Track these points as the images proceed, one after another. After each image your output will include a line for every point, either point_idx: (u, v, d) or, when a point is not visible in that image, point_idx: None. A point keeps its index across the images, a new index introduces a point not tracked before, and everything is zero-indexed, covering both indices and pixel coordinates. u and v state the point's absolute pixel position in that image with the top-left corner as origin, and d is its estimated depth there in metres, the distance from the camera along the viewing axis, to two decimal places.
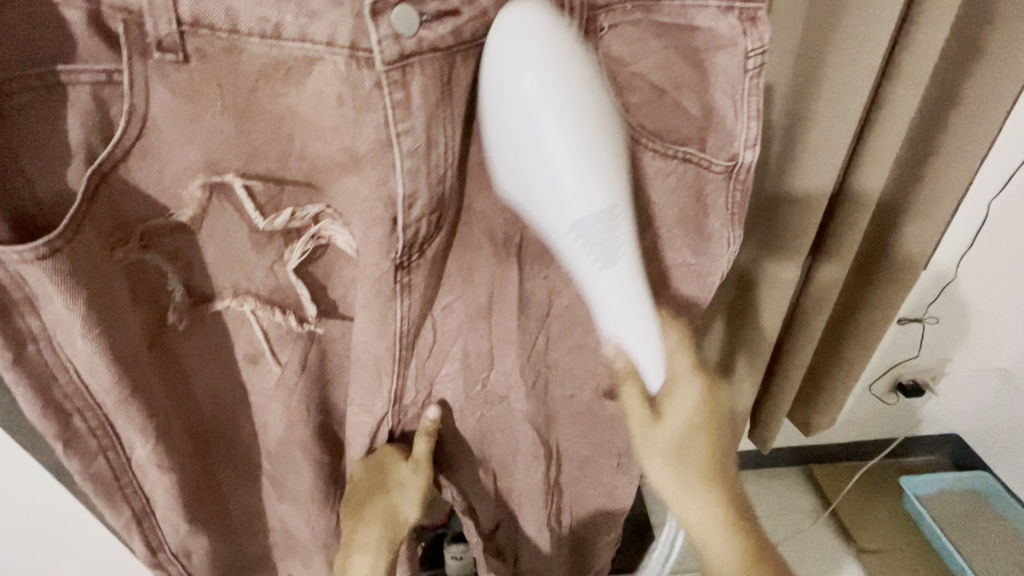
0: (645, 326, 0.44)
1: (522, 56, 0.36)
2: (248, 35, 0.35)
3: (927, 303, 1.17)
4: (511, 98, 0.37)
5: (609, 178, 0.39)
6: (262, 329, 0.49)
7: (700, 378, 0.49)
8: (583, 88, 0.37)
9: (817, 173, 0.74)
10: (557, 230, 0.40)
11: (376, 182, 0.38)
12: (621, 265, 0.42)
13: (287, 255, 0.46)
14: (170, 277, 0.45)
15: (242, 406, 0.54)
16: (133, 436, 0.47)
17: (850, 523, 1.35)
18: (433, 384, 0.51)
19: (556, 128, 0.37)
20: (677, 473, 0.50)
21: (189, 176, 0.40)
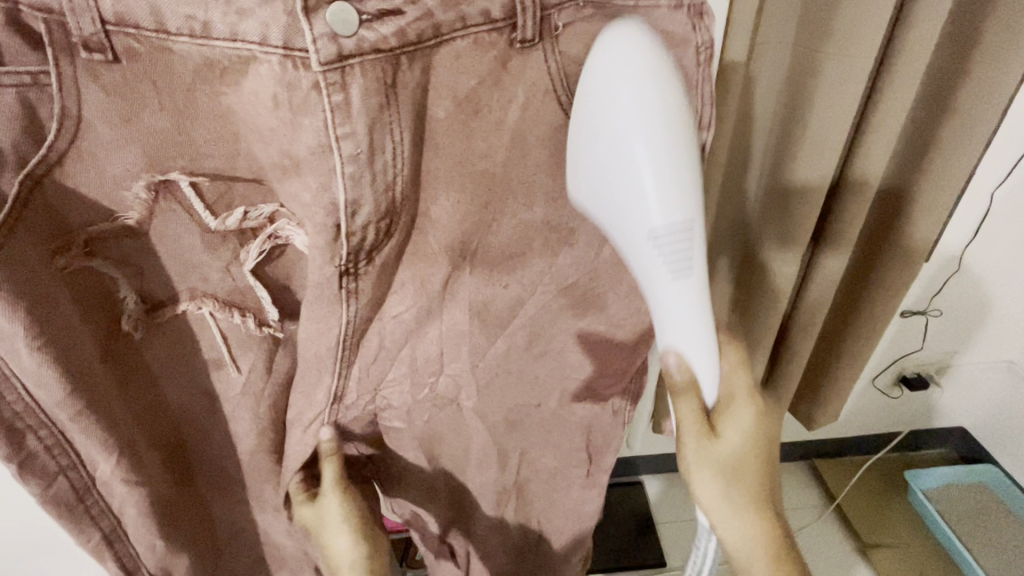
0: (707, 346, 0.44)
1: (626, 72, 0.36)
2: (177, 35, 0.34)
3: (931, 296, 1.15)
4: (604, 115, 0.37)
5: (692, 193, 0.38)
6: (220, 330, 0.47)
7: (755, 400, 0.49)
8: (681, 106, 0.37)
9: (812, 164, 0.72)
10: (634, 237, 0.40)
11: (317, 188, 0.38)
12: (691, 282, 0.41)
13: (243, 255, 0.44)
14: (121, 284, 0.43)
15: (210, 417, 0.52)
16: (93, 451, 0.45)
17: (856, 520, 1.32)
18: (377, 390, 0.50)
19: (652, 139, 0.37)
20: (729, 495, 0.49)
21: (131, 179, 0.39)
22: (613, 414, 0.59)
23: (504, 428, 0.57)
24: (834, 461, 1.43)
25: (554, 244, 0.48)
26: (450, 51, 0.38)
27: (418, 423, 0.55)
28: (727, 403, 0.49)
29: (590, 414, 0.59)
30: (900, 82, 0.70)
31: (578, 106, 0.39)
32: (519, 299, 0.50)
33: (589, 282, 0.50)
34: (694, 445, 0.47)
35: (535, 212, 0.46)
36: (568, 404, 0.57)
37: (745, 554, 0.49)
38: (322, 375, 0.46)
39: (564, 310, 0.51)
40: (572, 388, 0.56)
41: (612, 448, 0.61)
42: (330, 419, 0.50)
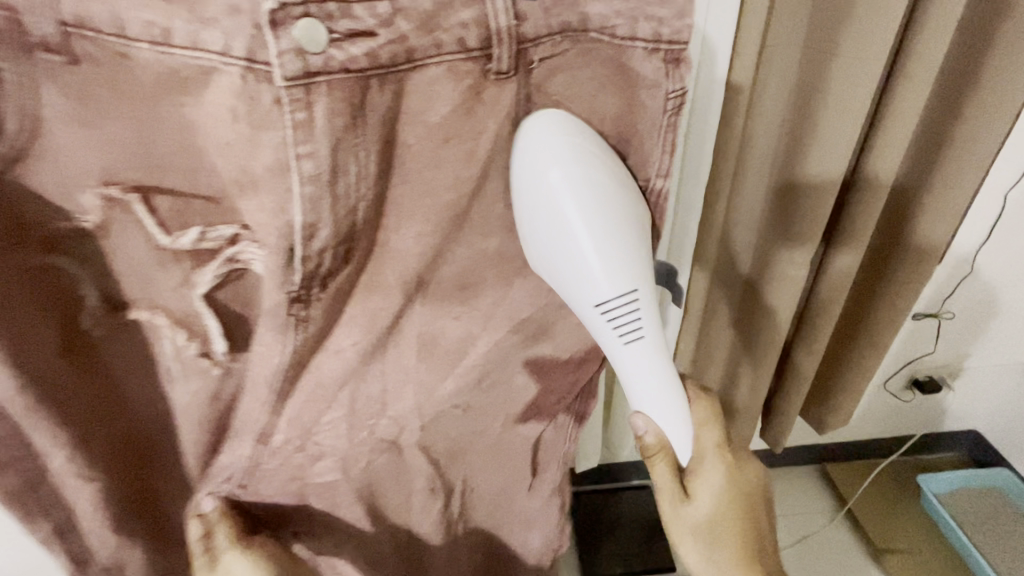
0: (672, 397, 0.44)
1: (553, 159, 0.39)
2: (137, 41, 0.33)
3: (946, 296, 1.10)
4: (538, 193, 0.40)
5: (636, 264, 0.40)
6: (170, 350, 0.45)
7: (722, 454, 0.51)
8: (612, 187, 0.40)
9: (824, 158, 0.68)
10: (587, 312, 0.41)
11: (274, 209, 0.37)
12: (645, 343, 0.42)
13: (196, 279, 0.42)
14: (83, 281, 0.41)
15: (169, 423, 0.49)
16: (46, 443, 0.43)
17: (869, 525, 1.27)
18: (310, 434, 0.49)
19: (589, 222, 0.39)
20: (712, 554, 0.51)
21: (85, 186, 0.37)
22: (556, 428, 0.59)
23: (447, 462, 0.57)
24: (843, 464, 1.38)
25: (508, 274, 0.48)
26: (425, 77, 0.37)
27: (354, 470, 0.54)
28: (697, 465, 0.49)
29: (537, 431, 0.59)
30: (919, 70, 0.63)
31: (516, 187, 0.41)
32: (473, 334, 0.50)
33: (543, 314, 0.51)
34: (669, 505, 0.49)
35: (490, 241, 0.46)
36: (513, 426, 0.57)
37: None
38: (258, 407, 0.46)
39: (515, 345, 0.52)
40: (516, 413, 0.56)
41: (556, 458, 0.61)
42: (253, 462, 0.50)
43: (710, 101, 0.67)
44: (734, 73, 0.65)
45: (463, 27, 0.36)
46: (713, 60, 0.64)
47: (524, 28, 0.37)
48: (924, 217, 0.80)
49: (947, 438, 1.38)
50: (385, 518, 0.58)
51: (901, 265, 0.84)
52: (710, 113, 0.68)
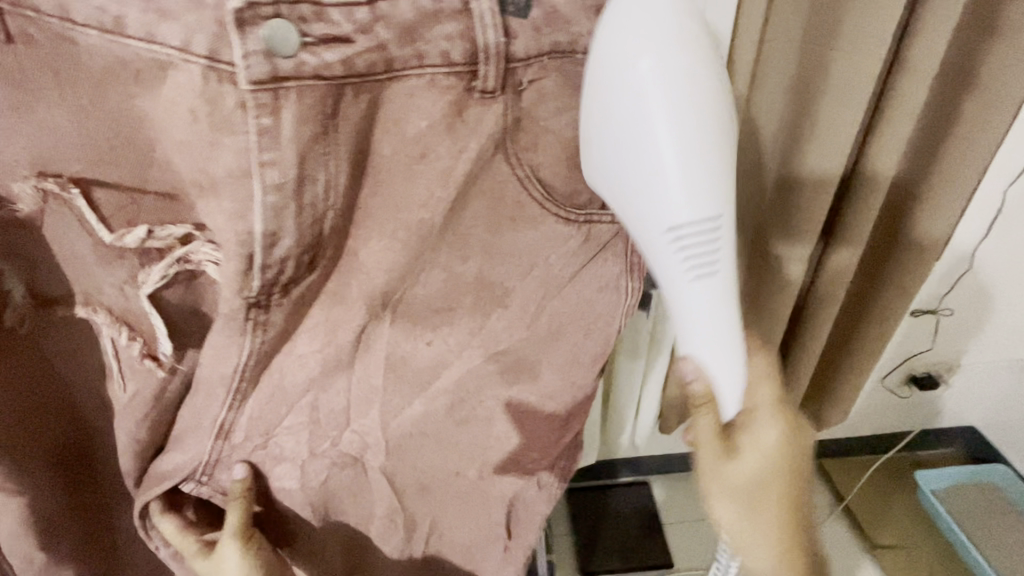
0: (731, 346, 0.40)
1: (644, 40, 0.33)
2: (84, 26, 0.30)
3: (942, 294, 1.17)
4: (619, 84, 0.34)
5: (722, 185, 0.35)
6: (111, 348, 0.43)
7: (781, 415, 0.48)
8: (707, 85, 0.34)
9: (829, 151, 0.67)
10: (657, 235, 0.36)
11: (232, 215, 0.35)
12: (717, 281, 0.37)
13: (143, 277, 0.39)
14: (10, 276, 0.40)
15: (104, 412, 0.50)
16: None
17: (863, 519, 1.37)
18: (271, 434, 0.48)
19: (674, 126, 0.33)
20: (749, 514, 0.48)
21: (14, 174, 0.35)
22: (538, 488, 0.57)
23: (412, 494, 0.55)
24: (843, 461, 1.46)
25: (486, 301, 0.46)
26: (404, 88, 0.35)
27: (312, 486, 0.52)
28: (749, 417, 0.48)
29: (514, 486, 0.57)
30: (921, 66, 0.64)
31: (592, 79, 0.35)
32: (445, 362, 0.48)
33: (522, 347, 0.49)
34: (710, 459, 0.47)
35: (468, 265, 0.44)
36: (490, 476, 0.55)
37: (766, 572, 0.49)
38: (210, 404, 0.44)
39: (493, 376, 0.50)
40: (493, 460, 0.54)
41: (532, 524, 0.59)
42: (210, 462, 0.48)
43: None
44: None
45: (448, 41, 0.34)
46: None
47: (513, 47, 0.35)
48: (923, 213, 0.80)
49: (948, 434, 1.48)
50: (343, 535, 0.56)
51: (902, 256, 0.84)
52: None
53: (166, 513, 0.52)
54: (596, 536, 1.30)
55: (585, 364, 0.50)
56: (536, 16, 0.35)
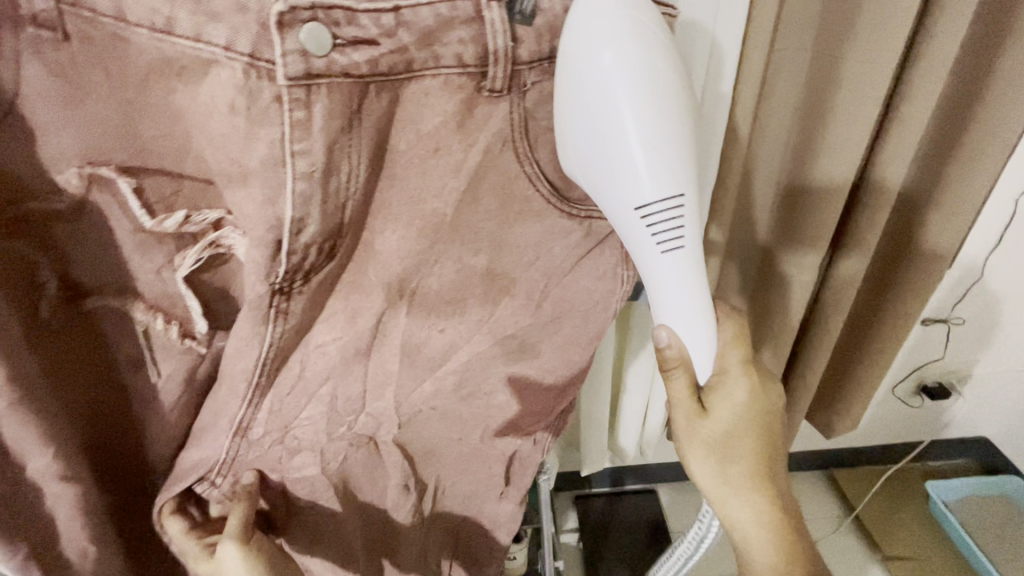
0: (699, 312, 0.46)
1: (607, 40, 0.38)
2: (136, 26, 0.33)
3: (952, 303, 1.17)
4: (589, 76, 0.38)
5: (683, 168, 0.40)
6: (144, 333, 0.45)
7: (747, 373, 0.51)
8: (668, 83, 0.39)
9: (832, 163, 0.69)
10: (626, 215, 0.42)
11: (263, 201, 0.38)
12: (681, 252, 0.43)
13: (178, 261, 0.42)
14: (43, 266, 0.40)
15: (125, 412, 0.49)
16: (31, 445, 0.42)
17: (874, 529, 1.36)
18: (289, 428, 0.50)
19: (640, 120, 0.38)
20: (720, 467, 0.52)
21: (65, 163, 0.37)
22: (533, 443, 0.62)
23: (421, 459, 0.59)
24: (852, 471, 1.47)
25: (494, 290, 0.49)
26: (421, 87, 0.39)
27: (332, 467, 0.54)
28: (719, 379, 0.51)
29: (512, 445, 0.61)
30: (924, 85, 0.66)
31: (564, 75, 0.40)
32: (455, 344, 0.51)
33: (527, 331, 0.52)
34: (684, 419, 0.51)
35: (479, 257, 0.47)
36: (491, 439, 0.59)
37: (739, 516, 0.53)
38: (231, 402, 0.47)
39: (497, 357, 0.53)
40: (495, 424, 0.58)
41: (528, 471, 0.63)
42: (230, 457, 0.50)
43: (717, 113, 0.66)
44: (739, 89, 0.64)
45: (461, 44, 0.38)
46: (720, 68, 0.63)
47: (519, 51, 0.40)
48: (934, 223, 0.80)
49: (959, 445, 1.47)
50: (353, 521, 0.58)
51: (910, 268, 0.85)
52: (715, 130, 0.67)
53: (173, 515, 0.52)
54: (602, 542, 1.32)
55: (583, 344, 0.55)
56: (540, 23, 0.40)
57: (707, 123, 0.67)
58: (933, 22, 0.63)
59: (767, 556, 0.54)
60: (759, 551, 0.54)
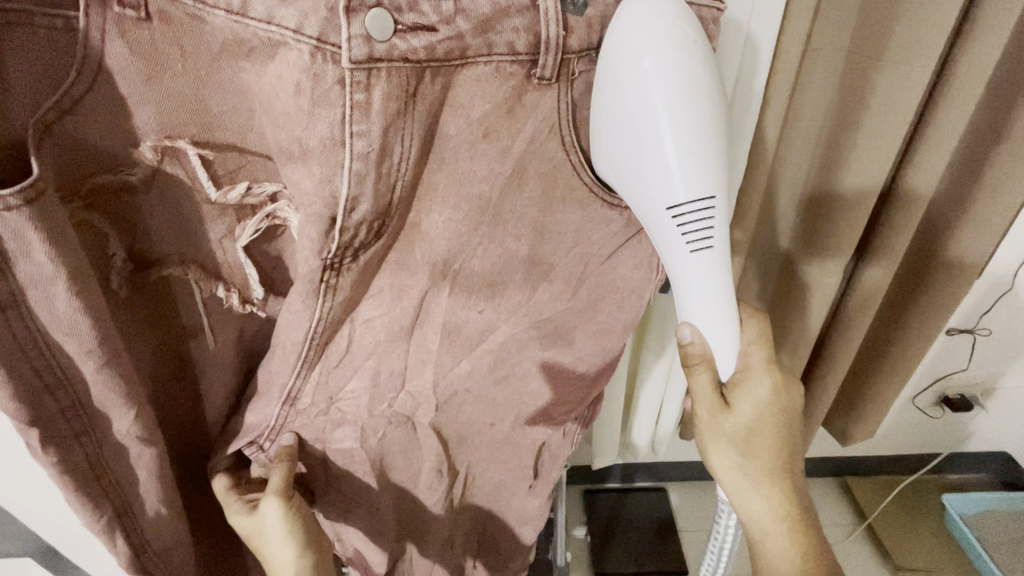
0: (725, 313, 0.47)
1: (648, 44, 0.39)
2: (214, 8, 0.34)
3: (980, 314, 1.15)
4: (628, 78, 0.40)
5: (716, 170, 0.41)
6: (203, 301, 0.47)
7: (771, 371, 0.52)
8: (705, 87, 0.40)
9: (864, 169, 0.69)
10: (657, 214, 0.43)
11: (320, 179, 0.39)
12: (711, 251, 0.44)
13: (239, 231, 0.44)
14: (112, 240, 0.42)
15: (177, 377, 0.52)
16: (113, 411, 0.43)
17: (885, 539, 1.36)
18: (334, 399, 0.53)
19: (676, 122, 0.39)
20: (742, 462, 0.52)
21: (143, 135, 0.39)
22: (562, 434, 0.63)
23: (455, 444, 0.60)
24: (866, 479, 1.46)
25: (534, 277, 0.51)
26: (473, 73, 0.40)
27: (370, 442, 0.56)
28: (743, 376, 0.52)
29: (543, 436, 0.62)
30: (961, 95, 0.65)
31: (605, 77, 0.41)
32: (491, 327, 0.53)
33: (562, 316, 0.54)
34: (707, 415, 0.51)
35: (521, 244, 0.49)
36: (523, 427, 0.61)
37: (758, 514, 0.53)
38: (283, 370, 0.49)
39: (533, 341, 0.55)
40: (527, 412, 0.59)
41: (557, 466, 0.65)
42: (281, 422, 0.53)
43: (747, 111, 0.66)
44: (771, 89, 0.64)
45: (515, 33, 0.39)
46: (755, 66, 0.63)
47: (570, 40, 0.41)
48: (965, 232, 0.80)
49: (978, 458, 1.45)
50: (388, 497, 0.61)
51: (936, 279, 0.84)
52: (744, 130, 0.68)
53: (221, 472, 0.56)
54: (611, 536, 1.34)
55: (618, 333, 0.56)
56: (591, 14, 0.41)
57: (737, 122, 0.67)
58: (973, 31, 0.63)
59: (789, 561, 0.52)
60: (777, 553, 0.53)
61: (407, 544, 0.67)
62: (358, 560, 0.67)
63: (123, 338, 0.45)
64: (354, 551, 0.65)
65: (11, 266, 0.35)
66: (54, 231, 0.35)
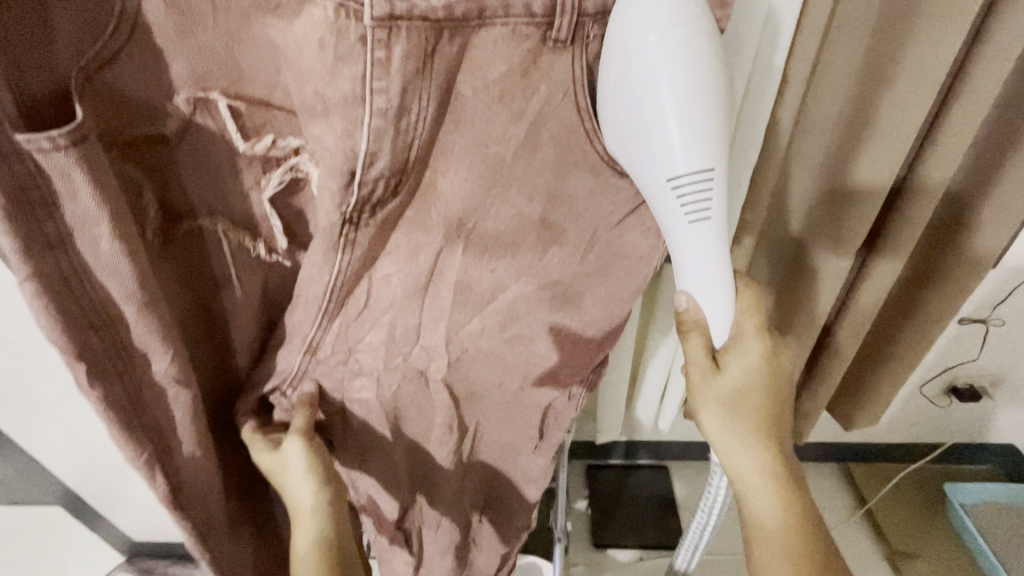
0: (721, 284, 0.49)
1: (655, 21, 0.41)
2: None
3: (992, 303, 1.14)
4: (634, 52, 0.41)
5: (715, 143, 0.43)
6: (230, 251, 0.50)
7: (762, 337, 0.53)
8: (708, 63, 0.42)
9: (877, 152, 0.69)
10: (658, 186, 0.44)
11: (342, 134, 0.41)
12: (710, 224, 0.46)
13: (264, 182, 0.47)
14: (146, 190, 0.45)
15: (206, 326, 0.55)
16: (152, 349, 0.46)
17: (884, 524, 1.39)
18: (352, 349, 0.56)
19: (677, 95, 0.41)
20: (731, 422, 0.54)
21: (179, 88, 0.41)
22: (568, 397, 0.65)
23: (464, 402, 0.63)
24: (868, 466, 1.48)
25: (545, 241, 0.53)
26: (490, 35, 0.41)
27: (385, 393, 0.59)
28: (734, 340, 0.53)
29: (548, 398, 0.64)
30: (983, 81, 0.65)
31: (613, 49, 0.43)
32: (501, 286, 0.55)
33: (572, 280, 0.56)
34: (698, 378, 0.53)
35: (534, 207, 0.50)
36: (530, 388, 0.63)
37: (745, 471, 0.55)
38: (305, 320, 0.52)
39: (542, 303, 0.57)
40: (534, 373, 0.62)
41: (561, 429, 0.67)
42: (303, 370, 0.56)
43: (765, 86, 0.67)
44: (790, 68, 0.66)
45: None
46: (776, 41, 0.63)
47: (585, 3, 0.42)
48: (982, 223, 0.79)
49: (982, 449, 1.46)
50: (401, 449, 0.64)
51: (949, 269, 0.84)
52: (762, 108, 0.69)
53: (246, 416, 0.60)
54: (613, 510, 1.39)
55: (626, 300, 0.58)
56: None
57: (755, 98, 0.68)
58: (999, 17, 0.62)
59: (773, 511, 0.54)
60: (763, 507, 0.55)
61: (417, 494, 0.71)
62: (371, 507, 0.71)
63: (161, 287, 0.48)
64: (367, 498, 0.69)
65: (59, 207, 0.38)
66: (99, 175, 0.37)
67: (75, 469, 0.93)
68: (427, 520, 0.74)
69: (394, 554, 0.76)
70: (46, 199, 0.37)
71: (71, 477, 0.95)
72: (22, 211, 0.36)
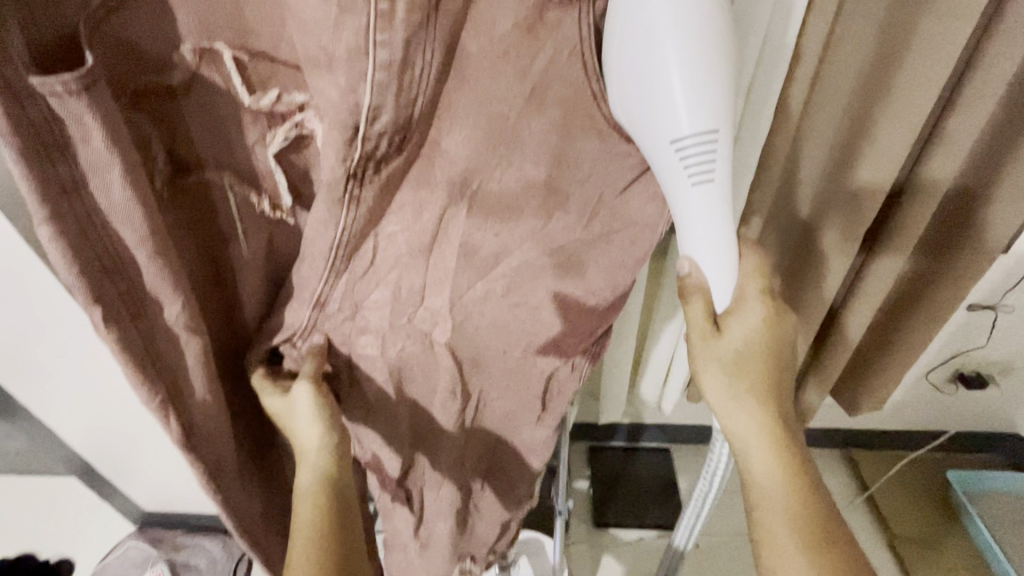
0: (725, 249, 0.49)
1: None
2: None
3: (1005, 289, 1.13)
4: (640, 9, 0.41)
5: (720, 104, 0.43)
6: (237, 206, 0.51)
7: (764, 301, 0.53)
8: (714, 25, 0.41)
9: (887, 130, 0.68)
10: (660, 147, 0.44)
11: (345, 88, 0.41)
12: (713, 187, 0.45)
13: (270, 137, 0.47)
14: (154, 142, 0.45)
15: (215, 282, 0.56)
16: (164, 296, 0.47)
17: (885, 509, 1.39)
18: (358, 306, 0.57)
19: (682, 54, 0.41)
20: (732, 385, 0.55)
21: (186, 38, 0.41)
22: (571, 369, 0.65)
23: (468, 369, 0.63)
24: (872, 452, 1.48)
25: (550, 205, 0.53)
26: None
27: (390, 353, 0.60)
28: (737, 304, 0.53)
29: (551, 367, 0.64)
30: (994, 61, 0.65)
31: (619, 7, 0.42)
32: (505, 250, 0.55)
33: (576, 246, 0.56)
34: (698, 340, 0.54)
35: (539, 169, 0.50)
36: (533, 357, 0.63)
37: (744, 432, 0.56)
38: (312, 277, 0.53)
39: (546, 269, 0.57)
40: (537, 341, 0.62)
41: (564, 400, 0.68)
42: (312, 323, 0.57)
43: (778, 55, 0.66)
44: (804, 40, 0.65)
45: None
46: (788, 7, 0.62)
47: None
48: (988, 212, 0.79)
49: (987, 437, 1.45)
50: (405, 411, 0.65)
51: (957, 256, 0.83)
52: (773, 80, 0.68)
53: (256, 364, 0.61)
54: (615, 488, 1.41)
55: (630, 269, 0.57)
56: None
57: (766, 66, 0.67)
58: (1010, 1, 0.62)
59: (769, 469, 0.55)
60: (763, 470, 0.55)
61: (421, 459, 0.72)
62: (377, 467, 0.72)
63: (171, 238, 0.49)
64: (372, 456, 0.71)
65: (73, 152, 0.39)
66: (110, 121, 0.38)
67: (90, 440, 0.96)
68: (431, 485, 0.75)
69: (399, 517, 0.78)
70: (58, 143, 0.38)
71: (83, 446, 0.97)
72: (37, 153, 0.37)
